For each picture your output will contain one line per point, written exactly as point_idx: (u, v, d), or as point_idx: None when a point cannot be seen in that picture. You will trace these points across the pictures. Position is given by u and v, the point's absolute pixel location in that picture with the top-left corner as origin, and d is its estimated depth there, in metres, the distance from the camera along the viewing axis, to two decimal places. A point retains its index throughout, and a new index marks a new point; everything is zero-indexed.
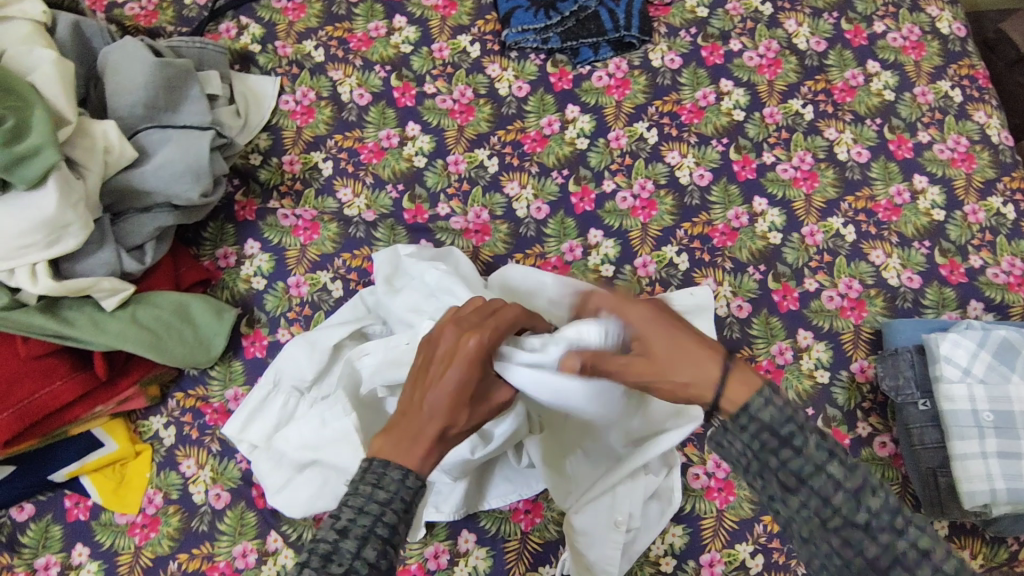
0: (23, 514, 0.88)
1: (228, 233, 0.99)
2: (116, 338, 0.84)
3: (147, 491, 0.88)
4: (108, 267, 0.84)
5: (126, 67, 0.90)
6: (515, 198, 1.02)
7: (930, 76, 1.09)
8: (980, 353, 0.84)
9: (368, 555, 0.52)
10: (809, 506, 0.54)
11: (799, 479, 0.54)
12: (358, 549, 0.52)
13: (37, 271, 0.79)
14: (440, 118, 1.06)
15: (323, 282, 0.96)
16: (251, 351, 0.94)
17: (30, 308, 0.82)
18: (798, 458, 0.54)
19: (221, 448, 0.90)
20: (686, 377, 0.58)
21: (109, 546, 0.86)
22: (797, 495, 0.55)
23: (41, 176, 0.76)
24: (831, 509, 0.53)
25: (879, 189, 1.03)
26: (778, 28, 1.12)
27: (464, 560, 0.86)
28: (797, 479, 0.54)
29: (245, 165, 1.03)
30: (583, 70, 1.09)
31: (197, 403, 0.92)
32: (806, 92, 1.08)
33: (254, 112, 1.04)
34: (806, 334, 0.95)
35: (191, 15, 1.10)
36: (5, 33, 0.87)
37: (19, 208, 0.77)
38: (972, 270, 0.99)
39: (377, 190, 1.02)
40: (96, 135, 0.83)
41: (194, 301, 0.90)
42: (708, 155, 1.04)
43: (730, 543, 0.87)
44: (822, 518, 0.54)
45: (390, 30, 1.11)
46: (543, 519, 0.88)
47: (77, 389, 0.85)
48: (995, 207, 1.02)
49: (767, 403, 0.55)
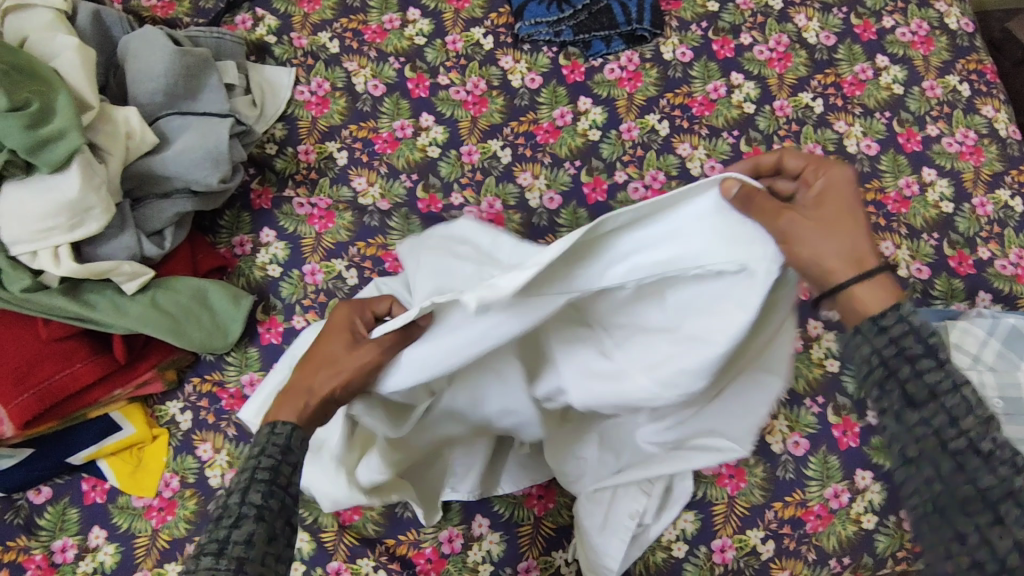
0: (40, 497, 0.88)
1: (243, 221, 1.00)
2: (137, 321, 0.86)
3: (164, 475, 0.89)
4: (129, 251, 0.86)
5: (147, 54, 0.92)
6: (528, 188, 1.03)
7: (938, 71, 1.10)
8: (989, 342, 0.86)
9: (254, 500, 0.54)
10: (933, 423, 0.49)
11: None
12: (242, 497, 0.54)
13: (60, 254, 0.81)
14: (453, 109, 1.07)
15: (338, 270, 0.97)
16: (267, 338, 0.94)
17: (51, 290, 0.83)
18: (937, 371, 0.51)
19: (237, 433, 0.90)
20: (836, 256, 0.56)
21: (126, 529, 0.87)
22: (921, 410, 0.50)
23: (66, 159, 0.77)
24: (958, 430, 0.49)
25: (888, 181, 1.04)
26: (788, 22, 1.13)
27: (478, 544, 0.87)
28: None
29: (260, 154, 1.03)
30: (595, 63, 1.10)
31: (213, 388, 0.92)
32: (816, 85, 1.09)
33: (270, 102, 1.05)
34: (816, 324, 0.96)
35: (207, 6, 1.11)
36: (27, 21, 0.88)
37: (43, 190, 0.78)
38: (981, 262, 1.00)
39: (391, 179, 1.03)
40: (118, 121, 0.85)
41: (212, 287, 0.91)
42: (719, 147, 1.05)
43: (741, 529, 0.88)
44: (942, 437, 0.48)
45: (404, 23, 1.12)
46: (555, 505, 0.89)
47: (96, 371, 0.86)
48: (1003, 200, 1.03)
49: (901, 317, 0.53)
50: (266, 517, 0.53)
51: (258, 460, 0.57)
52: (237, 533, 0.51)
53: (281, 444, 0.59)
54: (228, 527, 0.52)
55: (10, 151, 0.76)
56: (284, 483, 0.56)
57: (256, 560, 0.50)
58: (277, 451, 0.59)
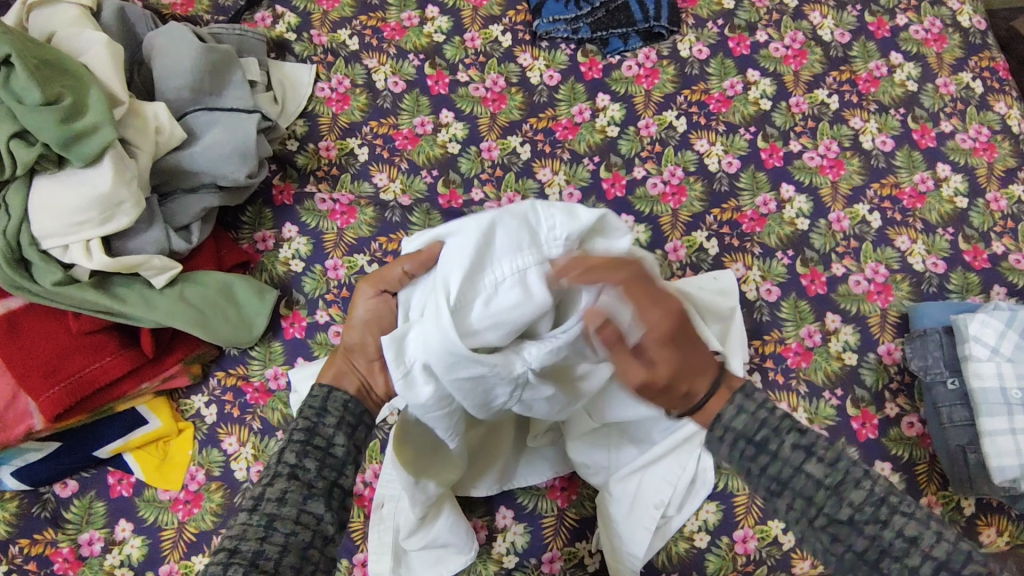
0: (66, 491, 0.88)
1: (266, 216, 1.00)
2: (167, 314, 0.87)
3: (189, 468, 0.89)
4: (158, 245, 0.87)
5: (173, 51, 0.93)
6: (548, 183, 1.04)
7: (951, 68, 1.12)
8: (1007, 333, 0.87)
9: (289, 459, 0.56)
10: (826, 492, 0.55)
11: None
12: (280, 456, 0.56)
13: (92, 247, 0.83)
14: (473, 106, 1.08)
15: (361, 264, 0.98)
16: (290, 332, 0.95)
17: (82, 283, 0.84)
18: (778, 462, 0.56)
19: (262, 427, 0.91)
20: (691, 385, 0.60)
21: (152, 522, 0.87)
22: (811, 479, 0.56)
23: (99, 153, 0.80)
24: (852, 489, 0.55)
25: (903, 177, 1.05)
26: (803, 20, 1.14)
27: (502, 536, 0.88)
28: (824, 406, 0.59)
29: (282, 150, 1.04)
30: (612, 60, 1.11)
31: (238, 382, 0.93)
32: (832, 82, 1.10)
33: (291, 99, 1.06)
34: (835, 317, 0.97)
35: (227, 4, 1.12)
36: (54, 17, 0.90)
37: (76, 184, 0.81)
38: (995, 256, 1.01)
39: (412, 175, 1.04)
40: (148, 116, 0.87)
41: (237, 281, 0.93)
42: (736, 143, 1.06)
43: (762, 519, 0.88)
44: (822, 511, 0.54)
45: (423, 20, 1.13)
46: (578, 496, 0.90)
47: (125, 365, 0.86)
48: (1016, 195, 1.04)
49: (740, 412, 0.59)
50: (298, 477, 0.55)
51: (294, 426, 0.59)
52: (271, 491, 0.54)
53: (317, 405, 0.61)
54: (263, 485, 0.55)
55: (44, 146, 0.79)
56: (319, 444, 0.58)
57: (287, 516, 0.53)
58: (312, 412, 0.61)
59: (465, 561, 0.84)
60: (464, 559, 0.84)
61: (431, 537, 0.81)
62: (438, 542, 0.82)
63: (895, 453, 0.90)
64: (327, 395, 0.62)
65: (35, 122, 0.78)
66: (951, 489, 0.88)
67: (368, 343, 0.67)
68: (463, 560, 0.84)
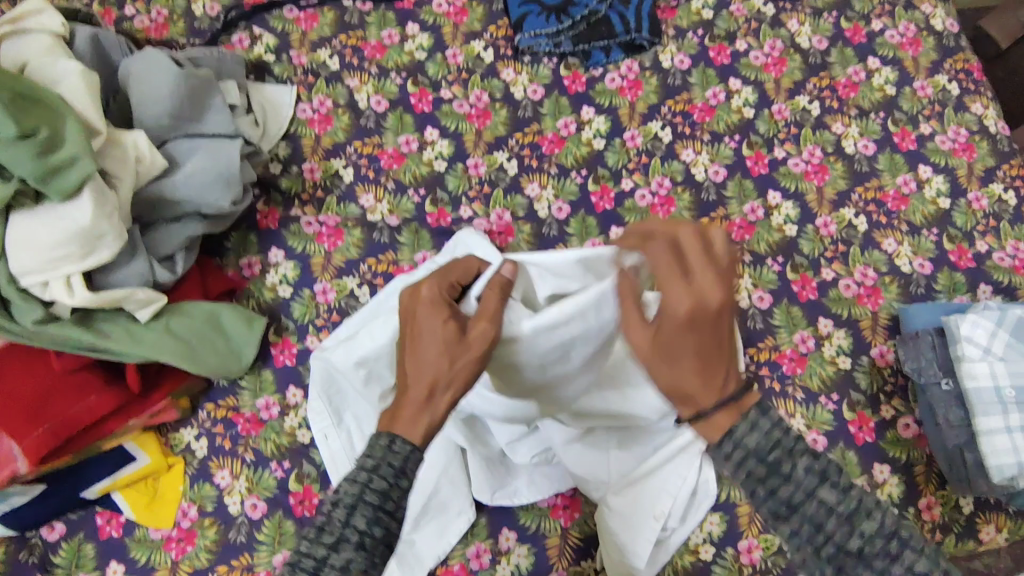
0: (53, 534, 0.85)
1: (251, 242, 0.98)
2: (152, 348, 0.84)
3: (181, 504, 0.86)
4: (141, 277, 0.86)
5: (149, 76, 0.91)
6: (537, 199, 1.03)
7: (928, 71, 1.14)
8: (998, 332, 0.88)
9: (359, 523, 0.53)
10: (801, 534, 0.56)
11: (790, 507, 0.56)
12: (348, 517, 0.52)
13: (73, 283, 0.81)
14: (458, 123, 1.07)
15: (350, 288, 0.96)
16: (280, 359, 0.93)
17: (64, 320, 0.82)
18: (789, 486, 0.56)
19: (255, 458, 0.88)
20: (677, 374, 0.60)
21: (145, 562, 0.84)
22: (789, 522, 0.56)
23: (78, 185, 0.78)
24: (825, 535, 0.55)
25: (886, 179, 1.06)
26: (781, 28, 1.15)
27: (506, 558, 0.86)
28: (790, 506, 0.56)
29: (265, 174, 1.02)
30: (595, 72, 1.11)
31: (228, 413, 0.91)
32: (812, 88, 1.11)
33: (273, 121, 1.04)
34: (826, 322, 0.97)
35: (203, 27, 1.10)
36: (25, 46, 0.88)
37: (54, 218, 0.79)
38: (979, 255, 1.02)
39: (400, 195, 1.02)
40: (127, 145, 0.85)
41: (224, 309, 0.90)
42: (722, 152, 1.07)
43: (766, 528, 0.88)
44: (815, 545, 0.55)
45: (403, 38, 1.12)
46: (582, 514, 0.88)
47: (112, 402, 0.84)
48: (997, 194, 1.06)
49: (755, 432, 0.58)
50: (367, 546, 0.53)
51: (370, 480, 0.53)
52: (337, 557, 0.52)
53: (397, 465, 0.55)
54: (329, 547, 0.52)
55: (21, 181, 0.77)
56: (392, 509, 0.54)
57: None
58: (391, 473, 0.54)
59: (467, 521, 0.86)
60: (465, 520, 0.86)
61: (432, 493, 0.85)
62: (437, 503, 0.86)
63: (892, 455, 0.91)
64: (408, 456, 0.56)
65: (12, 158, 0.76)
66: (949, 489, 0.89)
67: (435, 374, 0.58)
68: (466, 520, 0.86)
